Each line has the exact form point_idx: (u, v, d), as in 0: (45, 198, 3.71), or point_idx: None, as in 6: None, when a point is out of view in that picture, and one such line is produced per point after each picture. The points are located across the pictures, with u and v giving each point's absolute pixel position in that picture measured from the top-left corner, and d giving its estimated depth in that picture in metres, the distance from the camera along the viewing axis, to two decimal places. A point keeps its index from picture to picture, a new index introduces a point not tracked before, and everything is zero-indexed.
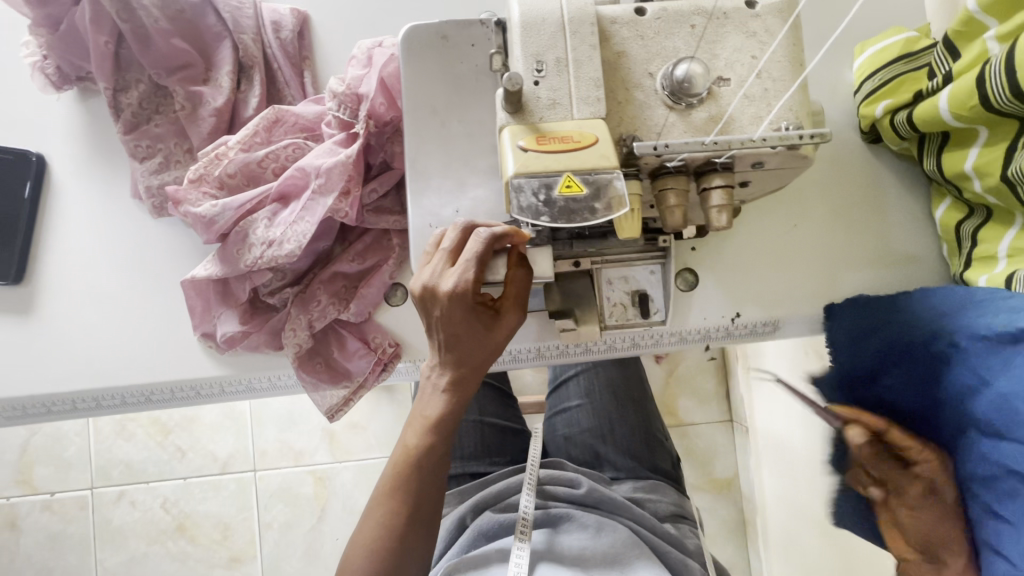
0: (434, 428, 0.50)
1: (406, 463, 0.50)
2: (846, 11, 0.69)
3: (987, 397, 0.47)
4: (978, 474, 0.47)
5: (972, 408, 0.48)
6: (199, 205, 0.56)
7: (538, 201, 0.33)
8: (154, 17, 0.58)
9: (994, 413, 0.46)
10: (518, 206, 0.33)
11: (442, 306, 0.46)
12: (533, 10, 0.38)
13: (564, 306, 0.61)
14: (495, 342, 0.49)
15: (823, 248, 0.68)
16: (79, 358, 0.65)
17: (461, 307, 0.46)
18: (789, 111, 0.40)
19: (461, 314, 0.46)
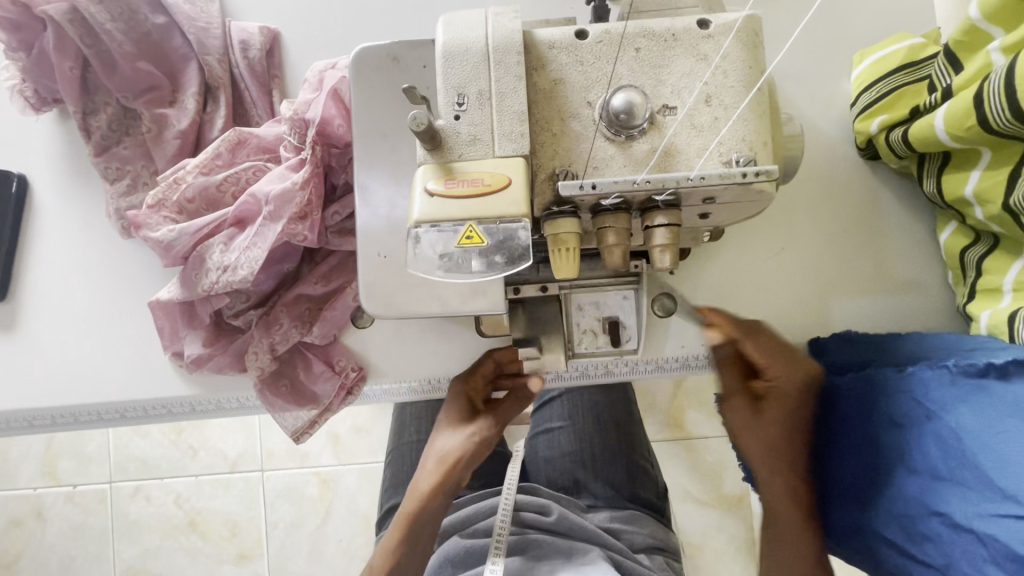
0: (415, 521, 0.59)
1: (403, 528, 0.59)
2: (844, 15, 0.64)
3: (936, 431, 0.44)
4: (905, 514, 0.45)
5: (912, 441, 0.46)
6: (158, 230, 0.56)
7: (437, 253, 0.31)
8: (118, 41, 0.58)
9: (939, 451, 0.44)
10: (414, 257, 0.31)
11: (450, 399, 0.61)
12: (456, 38, 0.35)
13: (529, 333, 0.59)
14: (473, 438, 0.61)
15: (814, 273, 0.63)
16: (58, 374, 0.66)
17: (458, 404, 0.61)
18: (741, 142, 0.37)
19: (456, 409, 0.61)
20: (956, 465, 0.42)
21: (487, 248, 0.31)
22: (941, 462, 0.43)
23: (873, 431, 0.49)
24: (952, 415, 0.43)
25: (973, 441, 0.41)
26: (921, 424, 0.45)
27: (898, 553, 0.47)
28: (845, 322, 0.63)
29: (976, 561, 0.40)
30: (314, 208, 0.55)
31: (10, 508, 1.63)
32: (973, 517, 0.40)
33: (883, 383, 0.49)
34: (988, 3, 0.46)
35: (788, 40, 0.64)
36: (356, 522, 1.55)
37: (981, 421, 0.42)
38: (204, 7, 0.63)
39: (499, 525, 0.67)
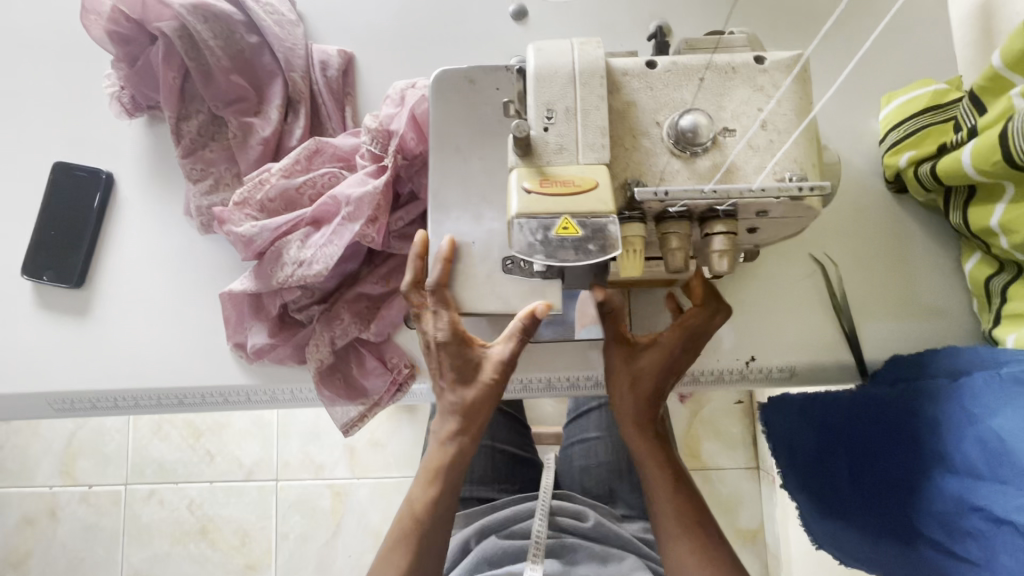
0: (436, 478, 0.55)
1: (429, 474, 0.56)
2: (871, 61, 0.70)
3: (978, 433, 0.47)
4: (944, 509, 0.48)
5: (953, 444, 0.49)
6: (241, 225, 0.61)
7: (536, 240, 0.36)
8: (217, 56, 0.65)
9: (980, 452, 0.46)
10: (516, 242, 0.36)
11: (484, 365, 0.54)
12: (547, 62, 0.41)
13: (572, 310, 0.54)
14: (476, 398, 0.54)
15: (842, 294, 0.67)
16: (125, 359, 0.70)
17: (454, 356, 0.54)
18: (793, 163, 0.42)
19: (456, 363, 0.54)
20: (998, 464, 0.45)
21: (580, 237, 0.36)
22: (981, 460, 0.46)
23: (915, 435, 0.52)
24: (995, 418, 0.46)
25: (1011, 442, 0.44)
26: (960, 426, 0.48)
27: (940, 552, 0.49)
28: (873, 345, 0.66)
29: (1014, 551, 0.42)
30: (384, 211, 0.60)
31: (24, 505, 1.64)
32: (1010, 510, 0.42)
33: (934, 392, 0.51)
34: (1009, 54, 0.51)
35: (820, 81, 0.69)
36: (366, 538, 1.55)
37: (1017, 422, 0.44)
38: (290, 31, 0.69)
39: (539, 526, 0.67)
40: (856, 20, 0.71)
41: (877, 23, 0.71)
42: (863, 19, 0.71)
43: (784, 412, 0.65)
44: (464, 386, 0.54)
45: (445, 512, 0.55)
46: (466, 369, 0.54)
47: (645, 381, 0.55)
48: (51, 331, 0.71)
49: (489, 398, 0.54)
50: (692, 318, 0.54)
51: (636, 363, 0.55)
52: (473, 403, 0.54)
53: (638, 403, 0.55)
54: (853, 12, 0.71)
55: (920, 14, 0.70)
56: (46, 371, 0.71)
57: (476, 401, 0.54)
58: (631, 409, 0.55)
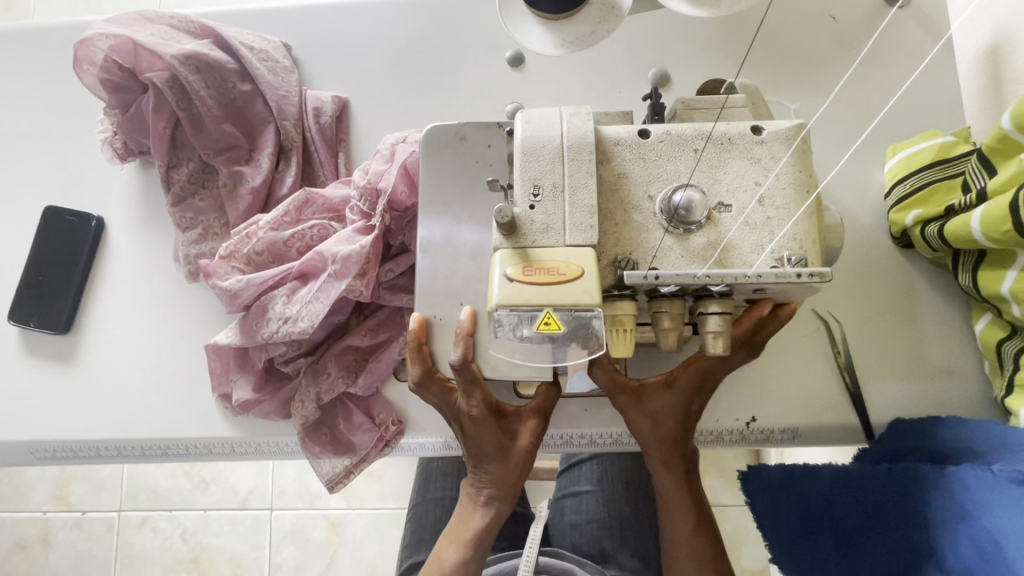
0: (468, 545, 0.54)
1: (452, 544, 0.55)
2: (875, 111, 0.68)
3: (971, 534, 0.46)
4: None
5: (943, 541, 0.47)
6: (227, 279, 0.60)
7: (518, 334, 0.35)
8: (209, 105, 0.64)
9: (973, 552, 0.45)
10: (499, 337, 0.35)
11: (487, 432, 0.52)
12: (535, 135, 0.39)
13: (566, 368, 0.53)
14: (511, 464, 0.53)
15: (847, 354, 0.64)
16: (109, 407, 0.69)
17: (488, 425, 0.52)
18: (792, 241, 0.40)
19: (489, 431, 0.52)
20: (993, 569, 0.44)
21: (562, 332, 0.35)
22: (976, 563, 0.45)
23: (902, 526, 0.50)
24: (989, 519, 0.45)
25: (1010, 549, 0.43)
26: (952, 522, 0.47)
27: None
28: (880, 407, 0.63)
29: None
30: (371, 266, 0.58)
31: (18, 531, 1.63)
32: None
33: (924, 480, 0.49)
34: (1019, 116, 0.49)
35: (822, 132, 0.68)
36: (360, 571, 1.52)
37: (1018, 528, 0.43)
38: (284, 78, 0.69)
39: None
40: (860, 69, 0.69)
41: (881, 72, 0.69)
42: (868, 68, 0.69)
43: (762, 484, 0.56)
44: (500, 461, 0.53)
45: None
46: (505, 446, 0.53)
47: (668, 421, 0.53)
48: (37, 378, 0.70)
49: (524, 466, 0.53)
50: (682, 378, 0.52)
51: (647, 407, 0.53)
52: (507, 472, 0.53)
53: (662, 449, 0.53)
54: (856, 61, 0.69)
55: (926, 63, 0.69)
56: (29, 419, 0.69)
57: (513, 473, 0.53)
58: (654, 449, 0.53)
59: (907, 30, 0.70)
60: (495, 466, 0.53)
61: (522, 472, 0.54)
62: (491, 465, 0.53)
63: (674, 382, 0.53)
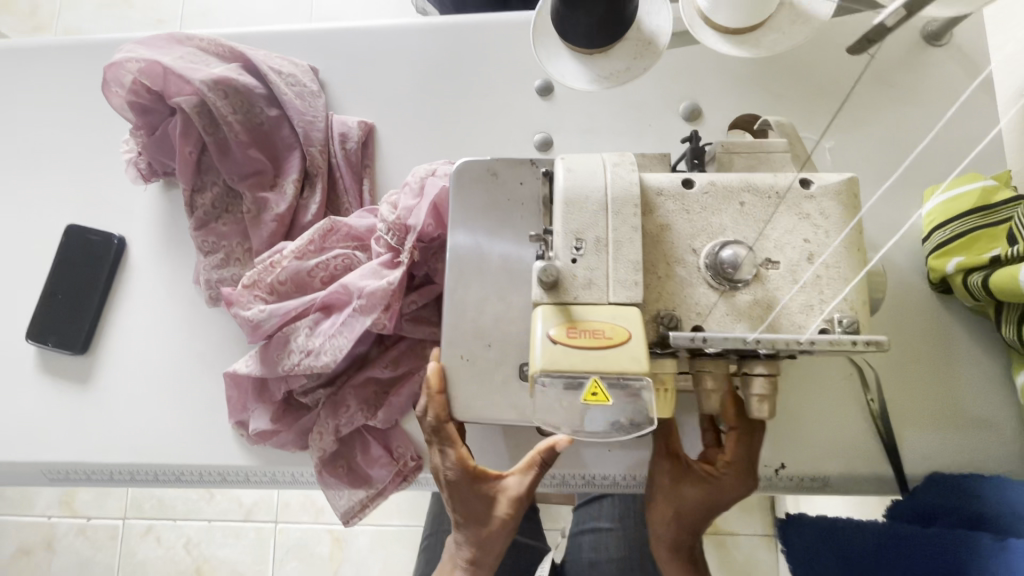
0: None
1: None
2: (913, 151, 0.67)
3: None
4: None
5: None
6: (249, 308, 0.59)
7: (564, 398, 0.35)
8: (236, 130, 0.64)
9: None
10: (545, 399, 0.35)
11: (467, 494, 0.49)
12: (577, 186, 0.38)
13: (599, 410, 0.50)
14: (489, 530, 0.49)
15: (882, 403, 0.62)
16: (123, 431, 0.68)
17: (465, 488, 0.49)
18: (843, 302, 0.38)
19: (466, 494, 0.49)
20: None
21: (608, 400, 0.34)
22: None
23: None
24: None
25: None
26: None
27: None
28: (915, 460, 0.61)
29: None
30: (395, 300, 0.57)
31: (24, 535, 1.64)
32: None
33: (975, 546, 0.47)
34: None
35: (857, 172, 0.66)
36: None
37: None
38: (311, 103, 0.68)
39: None
40: (897, 107, 0.68)
41: (919, 111, 0.68)
42: (906, 107, 0.68)
43: (803, 534, 0.56)
44: (478, 529, 0.50)
45: None
46: (483, 512, 0.49)
47: (689, 514, 0.50)
48: (52, 398, 0.70)
49: (504, 537, 0.50)
50: (722, 476, 0.49)
51: (679, 491, 0.50)
52: (485, 542, 0.50)
53: (673, 534, 0.50)
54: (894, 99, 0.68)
55: None
56: (42, 439, 0.69)
57: (491, 541, 0.50)
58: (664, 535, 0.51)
59: (947, 69, 0.68)
60: (471, 532, 0.50)
61: (503, 538, 0.50)
62: (469, 529, 0.50)
63: (714, 477, 0.49)
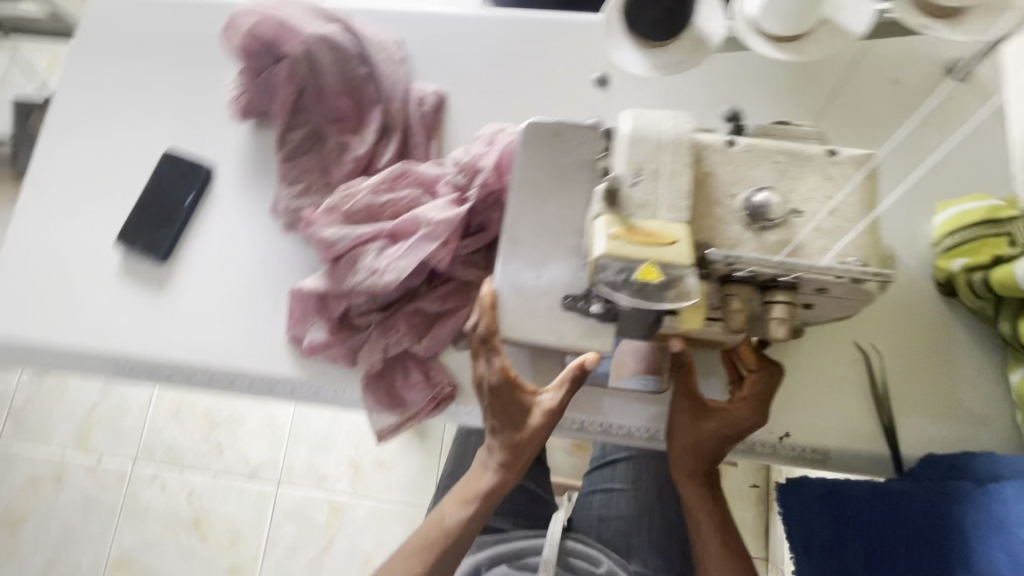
0: (470, 501, 0.62)
1: (463, 495, 0.63)
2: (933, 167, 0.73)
3: (1005, 545, 0.48)
4: None
5: (978, 553, 0.49)
6: (326, 230, 0.67)
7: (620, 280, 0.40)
8: (332, 80, 0.73)
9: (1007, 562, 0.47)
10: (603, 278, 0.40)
11: (508, 404, 0.59)
12: (641, 127, 0.46)
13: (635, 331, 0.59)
14: (525, 435, 0.60)
15: (884, 388, 0.68)
16: (188, 334, 0.75)
17: (507, 397, 0.59)
18: (855, 249, 0.45)
19: (508, 403, 0.59)
20: None
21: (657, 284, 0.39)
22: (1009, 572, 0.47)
23: (941, 537, 0.52)
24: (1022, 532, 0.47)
25: None
26: (986, 534, 0.49)
27: None
28: (913, 443, 0.66)
29: None
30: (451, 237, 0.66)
31: (36, 467, 1.73)
32: None
33: (960, 495, 0.52)
34: None
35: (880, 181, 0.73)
36: (354, 559, 1.59)
37: None
38: (396, 67, 0.77)
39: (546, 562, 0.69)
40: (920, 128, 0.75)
41: (940, 134, 0.74)
42: (927, 129, 0.75)
43: (802, 494, 0.61)
44: (513, 432, 0.60)
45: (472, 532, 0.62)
46: (520, 418, 0.60)
47: (707, 444, 0.59)
48: (128, 300, 0.77)
49: (535, 441, 0.61)
50: (736, 409, 0.58)
51: (699, 424, 0.59)
52: (519, 444, 0.61)
53: (694, 461, 0.60)
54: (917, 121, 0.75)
55: (983, 132, 0.74)
56: (115, 334, 0.76)
57: (527, 444, 0.61)
58: (687, 465, 0.61)
59: (968, 101, 0.76)
60: (508, 435, 0.61)
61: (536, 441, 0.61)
62: (507, 433, 0.61)
63: (730, 409, 0.58)
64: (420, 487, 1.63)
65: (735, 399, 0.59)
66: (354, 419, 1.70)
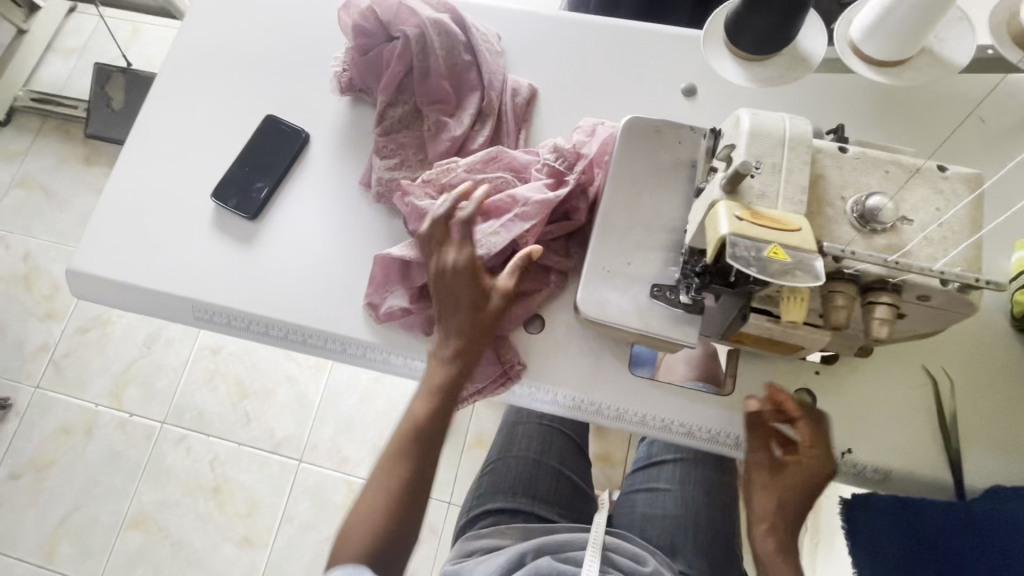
0: (436, 391, 0.68)
1: (428, 387, 0.69)
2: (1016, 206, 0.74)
3: None
4: None
5: None
6: (422, 201, 0.70)
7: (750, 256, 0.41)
8: (438, 63, 0.77)
9: None
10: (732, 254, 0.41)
11: (473, 286, 0.68)
12: (763, 124, 0.48)
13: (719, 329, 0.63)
14: (467, 307, 0.68)
15: (951, 416, 0.68)
16: (268, 288, 0.78)
17: (466, 277, 0.67)
18: (962, 260, 0.46)
19: (464, 282, 0.67)
20: None
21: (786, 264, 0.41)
22: None
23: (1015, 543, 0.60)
24: None
25: None
26: None
27: None
28: (978, 474, 0.66)
29: None
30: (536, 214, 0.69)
31: (69, 416, 1.78)
32: None
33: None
34: None
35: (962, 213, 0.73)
36: None
37: None
38: (496, 59, 0.81)
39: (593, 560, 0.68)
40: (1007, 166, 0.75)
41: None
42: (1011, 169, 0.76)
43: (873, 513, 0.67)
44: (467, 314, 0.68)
45: (440, 419, 0.69)
46: (479, 302, 0.68)
47: (790, 500, 0.64)
48: (216, 249, 0.81)
49: (491, 322, 0.68)
50: (809, 461, 0.64)
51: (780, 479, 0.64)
52: (474, 324, 0.68)
53: (775, 513, 0.64)
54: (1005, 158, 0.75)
55: None
56: (199, 281, 0.80)
57: (478, 325, 0.68)
58: (767, 514, 0.64)
59: None
60: (461, 318, 0.68)
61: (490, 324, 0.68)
62: (460, 316, 0.68)
63: (803, 461, 0.64)
64: (439, 478, 1.65)
65: (806, 450, 0.64)
66: (381, 404, 1.72)
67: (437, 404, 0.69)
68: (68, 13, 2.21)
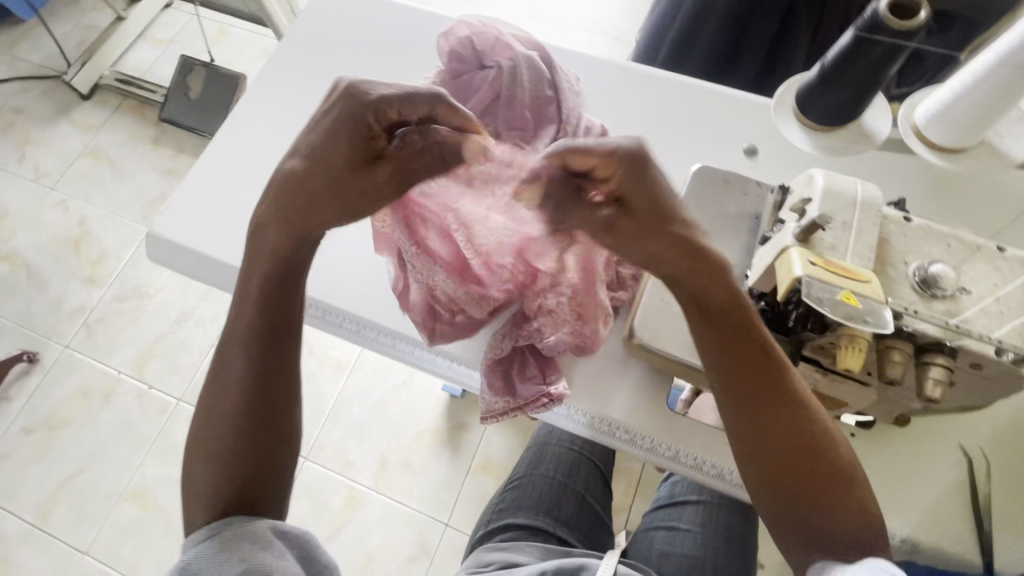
0: (279, 260, 0.66)
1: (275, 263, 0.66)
2: None
3: None
4: None
5: None
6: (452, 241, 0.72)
7: (823, 298, 0.45)
8: (523, 94, 0.83)
9: None
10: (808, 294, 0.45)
11: (352, 137, 0.61)
12: (836, 186, 0.52)
13: None
14: (338, 160, 0.62)
15: (986, 498, 0.68)
16: (330, 277, 0.83)
17: (356, 140, 0.61)
18: (1015, 335, 0.48)
19: (354, 143, 0.61)
20: None
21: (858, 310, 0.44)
22: None
23: None
24: None
25: None
26: None
27: None
28: (1008, 559, 0.66)
29: None
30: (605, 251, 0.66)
31: (90, 379, 1.82)
32: None
33: None
34: None
35: None
36: (357, 554, 1.58)
37: None
38: (575, 98, 0.87)
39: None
40: None
41: None
42: None
43: None
44: (323, 153, 0.62)
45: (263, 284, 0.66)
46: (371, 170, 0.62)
47: (725, 325, 0.58)
48: None
49: (326, 165, 0.62)
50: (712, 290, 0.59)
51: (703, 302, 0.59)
52: (321, 170, 0.62)
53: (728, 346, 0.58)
54: None
55: None
56: None
57: (344, 186, 0.62)
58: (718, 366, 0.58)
59: None
60: (313, 155, 0.62)
61: (343, 166, 0.62)
62: (356, 184, 0.63)
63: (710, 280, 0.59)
64: (440, 497, 1.63)
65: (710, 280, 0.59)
66: (393, 414, 1.73)
67: (249, 269, 0.68)
68: (164, 8, 2.39)
